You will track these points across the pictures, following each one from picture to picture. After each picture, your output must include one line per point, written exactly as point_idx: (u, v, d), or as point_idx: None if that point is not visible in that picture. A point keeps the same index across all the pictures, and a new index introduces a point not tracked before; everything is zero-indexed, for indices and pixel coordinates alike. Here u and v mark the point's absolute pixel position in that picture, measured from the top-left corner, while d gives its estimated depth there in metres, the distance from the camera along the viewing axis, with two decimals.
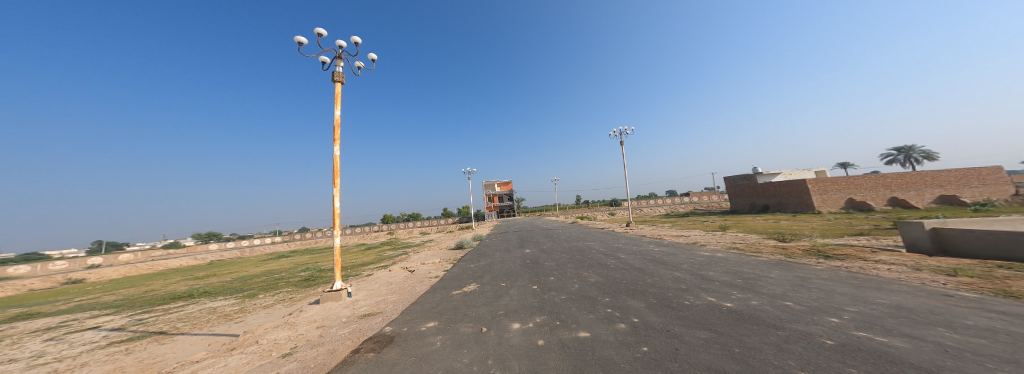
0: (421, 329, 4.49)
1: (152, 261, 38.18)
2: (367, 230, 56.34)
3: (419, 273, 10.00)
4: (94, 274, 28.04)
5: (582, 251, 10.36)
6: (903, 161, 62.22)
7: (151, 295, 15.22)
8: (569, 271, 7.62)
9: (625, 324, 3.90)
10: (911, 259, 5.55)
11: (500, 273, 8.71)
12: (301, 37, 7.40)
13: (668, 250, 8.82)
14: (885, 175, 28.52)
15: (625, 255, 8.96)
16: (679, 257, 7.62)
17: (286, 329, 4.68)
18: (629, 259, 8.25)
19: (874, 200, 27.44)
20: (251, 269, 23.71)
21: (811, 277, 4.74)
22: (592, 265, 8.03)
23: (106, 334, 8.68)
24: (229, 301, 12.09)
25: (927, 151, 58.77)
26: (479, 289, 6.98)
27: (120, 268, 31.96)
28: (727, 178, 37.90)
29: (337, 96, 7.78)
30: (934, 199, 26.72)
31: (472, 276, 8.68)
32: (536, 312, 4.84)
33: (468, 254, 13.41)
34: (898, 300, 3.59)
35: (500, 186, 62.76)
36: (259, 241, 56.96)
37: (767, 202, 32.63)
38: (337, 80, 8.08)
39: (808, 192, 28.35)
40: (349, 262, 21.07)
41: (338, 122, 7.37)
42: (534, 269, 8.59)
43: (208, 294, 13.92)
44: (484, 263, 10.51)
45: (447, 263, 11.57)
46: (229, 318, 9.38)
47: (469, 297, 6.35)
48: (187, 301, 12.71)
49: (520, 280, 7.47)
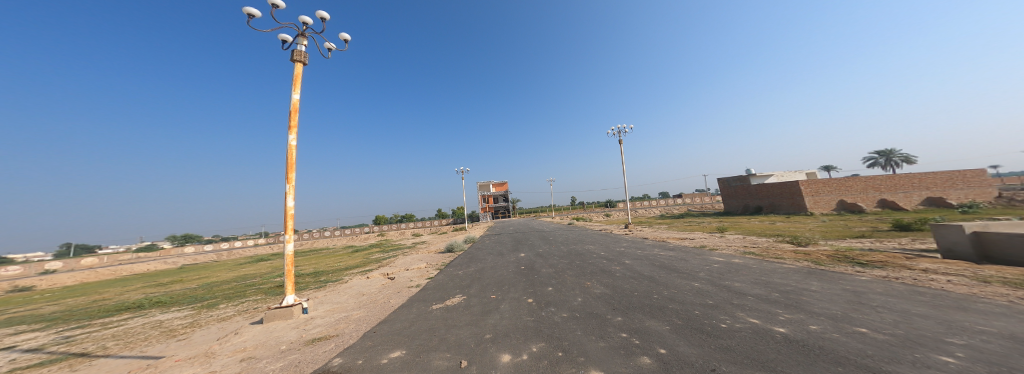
0: (382, 362, 3.46)
1: (120, 265, 35.81)
2: (356, 231, 54.41)
3: (399, 280, 8.89)
4: (46, 281, 25.70)
5: (581, 256, 9.43)
6: (884, 165, 63.99)
7: (99, 306, 13.62)
8: (569, 281, 6.66)
9: (650, 358, 2.95)
10: (965, 269, 4.75)
11: (491, 282, 7.67)
12: (252, 8, 6.29)
13: (677, 255, 7.95)
14: (874, 177, 28.64)
15: (629, 260, 8.04)
16: (692, 264, 6.69)
17: (198, 364, 3.57)
18: (636, 265, 7.32)
19: (864, 201, 27.50)
20: (223, 274, 22.03)
21: (863, 290, 3.90)
22: (594, 273, 7.07)
23: (17, 356, 7.35)
24: (182, 313, 10.79)
25: (908, 156, 60.35)
26: (465, 302, 5.95)
27: (79, 274, 29.54)
28: (720, 179, 37.74)
29: (297, 77, 6.67)
30: (923, 201, 26.89)
31: (458, 286, 7.58)
32: (532, 336, 3.85)
33: (457, 258, 12.35)
34: (1004, 327, 2.74)
35: (495, 187, 61.88)
36: (240, 242, 54.54)
37: (760, 204, 32.50)
38: (297, 60, 6.96)
39: (801, 194, 28.24)
40: (330, 266, 19.66)
41: (296, 106, 6.27)
42: (529, 277, 7.59)
43: (163, 304, 12.52)
44: (474, 270, 9.47)
45: (433, 268, 10.50)
46: (172, 336, 8.11)
47: (450, 313, 5.30)
48: (133, 313, 11.24)
49: (513, 291, 6.46)
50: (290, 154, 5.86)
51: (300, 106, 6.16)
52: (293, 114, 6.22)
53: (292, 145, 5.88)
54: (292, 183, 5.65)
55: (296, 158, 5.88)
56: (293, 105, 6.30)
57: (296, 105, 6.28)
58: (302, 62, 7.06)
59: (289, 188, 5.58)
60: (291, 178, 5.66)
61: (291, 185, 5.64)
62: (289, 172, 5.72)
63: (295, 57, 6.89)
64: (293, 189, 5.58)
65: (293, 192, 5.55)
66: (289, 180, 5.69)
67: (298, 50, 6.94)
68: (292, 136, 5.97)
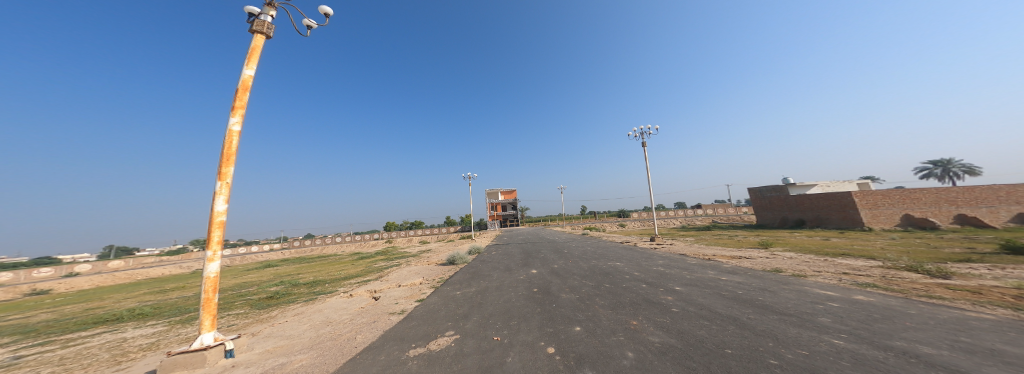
0: None
1: (136, 269, 36.19)
2: (368, 237, 54.10)
3: (386, 302, 7.30)
4: (62, 284, 25.85)
5: (609, 277, 7.39)
6: (941, 176, 57.58)
7: (82, 317, 12.72)
8: (602, 317, 4.72)
9: None
10: None
11: (495, 310, 5.84)
12: None
13: (748, 281, 5.84)
14: (949, 189, 24.69)
15: (679, 286, 5.95)
16: (784, 300, 4.53)
17: None
18: (693, 294, 5.28)
19: (936, 217, 23.69)
20: (225, 281, 21.28)
21: None
22: (634, 305, 5.07)
23: None
24: (153, 330, 9.58)
25: (969, 166, 54.25)
26: (458, 348, 4.14)
27: (95, 277, 29.89)
28: (753, 189, 34.57)
29: (254, 51, 5.33)
30: (1012, 218, 22.78)
31: (451, 316, 5.76)
32: None
33: (459, 272, 10.62)
34: None
35: (506, 195, 60.81)
36: (255, 248, 55.11)
37: (802, 217, 29.13)
38: (257, 31, 5.63)
39: (855, 207, 24.77)
40: (332, 274, 18.50)
41: (246, 83, 4.88)
42: (545, 306, 5.70)
43: (142, 317, 11.46)
44: (475, 291, 7.63)
45: (427, 286, 8.79)
46: (118, 363, 6.78)
47: (431, 369, 3.48)
48: (105, 328, 10.13)
49: (526, 329, 4.60)
50: (228, 142, 4.34)
51: (250, 83, 4.81)
52: (239, 93, 4.79)
53: (233, 130, 4.43)
54: (225, 180, 4.10)
55: (235, 147, 4.38)
56: (244, 82, 4.92)
57: (246, 82, 4.90)
58: (265, 35, 5.74)
59: (221, 187, 4.07)
60: (225, 173, 4.14)
61: (225, 183, 4.10)
62: (223, 165, 4.18)
63: (255, 28, 5.58)
64: (225, 187, 4.07)
65: (225, 192, 4.03)
66: (221, 176, 4.17)
67: (260, 19, 5.63)
68: (234, 119, 4.51)
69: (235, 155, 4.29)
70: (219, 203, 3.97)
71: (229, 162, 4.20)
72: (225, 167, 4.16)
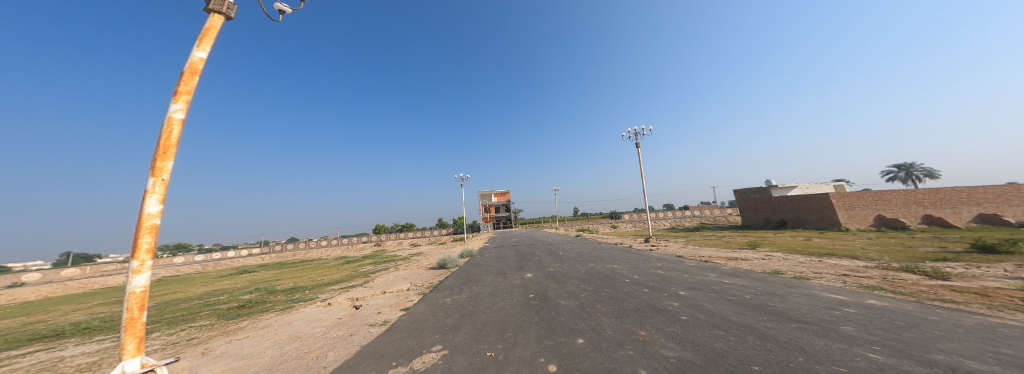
0: None
1: (96, 277, 33.38)
2: (353, 241, 52.16)
3: (366, 311, 6.66)
4: (5, 296, 23.35)
5: (608, 281, 6.97)
6: (905, 179, 61.06)
7: (18, 333, 11.28)
8: (607, 327, 4.29)
9: None
10: None
11: (488, 320, 5.32)
12: None
13: (753, 285, 5.57)
14: (917, 191, 25.93)
15: (683, 290, 5.61)
16: (797, 306, 4.24)
17: None
18: (701, 299, 4.92)
19: (906, 217, 24.81)
20: (194, 289, 19.75)
21: None
22: (640, 313, 4.66)
23: None
24: (99, 346, 8.52)
25: (930, 170, 57.80)
26: (445, 366, 3.62)
27: (46, 287, 27.24)
28: (737, 191, 35.43)
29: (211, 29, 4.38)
30: (973, 218, 24.12)
31: (439, 327, 5.19)
32: None
33: (449, 277, 10.02)
34: None
35: (498, 197, 60.37)
36: (232, 253, 52.17)
37: (784, 217, 29.97)
38: (213, 10, 4.71)
39: (832, 208, 25.66)
40: (312, 280, 17.45)
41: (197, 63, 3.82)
42: (542, 314, 5.23)
43: (90, 331, 10.26)
44: (466, 298, 7.07)
45: (413, 293, 8.15)
46: None
47: None
48: (41, 346, 8.93)
49: (523, 343, 4.12)
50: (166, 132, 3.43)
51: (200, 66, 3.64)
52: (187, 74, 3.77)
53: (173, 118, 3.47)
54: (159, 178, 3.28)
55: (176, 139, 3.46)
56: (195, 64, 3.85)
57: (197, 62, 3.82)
58: (223, 16, 4.84)
59: (156, 185, 3.27)
60: (160, 168, 3.29)
61: (161, 180, 3.31)
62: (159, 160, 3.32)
63: (212, 5, 4.65)
64: (159, 186, 3.27)
65: (159, 192, 3.24)
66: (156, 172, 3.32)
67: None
68: (176, 105, 3.53)
69: (175, 148, 3.39)
70: (150, 203, 3.20)
71: (165, 155, 3.31)
72: (160, 161, 3.30)
